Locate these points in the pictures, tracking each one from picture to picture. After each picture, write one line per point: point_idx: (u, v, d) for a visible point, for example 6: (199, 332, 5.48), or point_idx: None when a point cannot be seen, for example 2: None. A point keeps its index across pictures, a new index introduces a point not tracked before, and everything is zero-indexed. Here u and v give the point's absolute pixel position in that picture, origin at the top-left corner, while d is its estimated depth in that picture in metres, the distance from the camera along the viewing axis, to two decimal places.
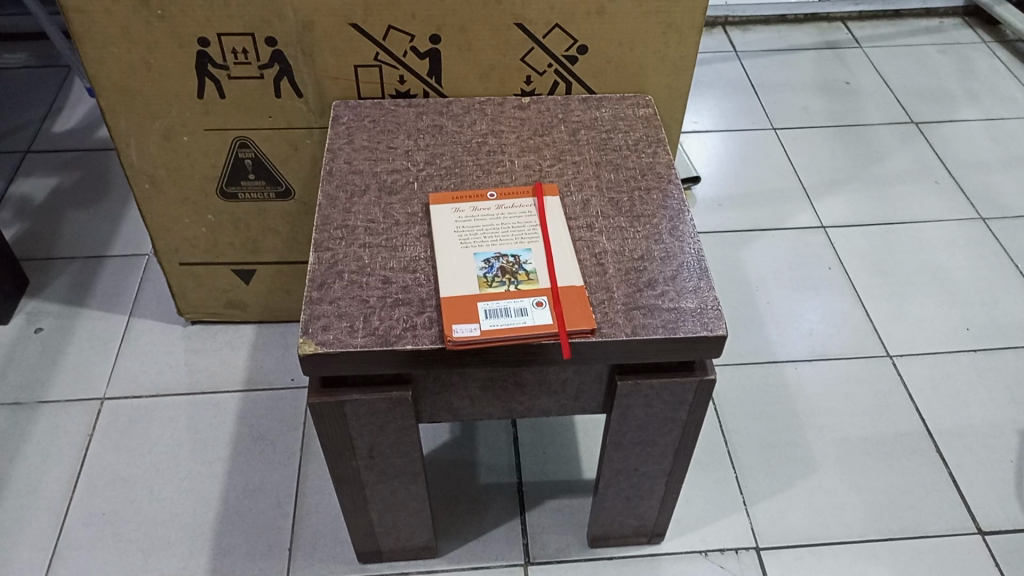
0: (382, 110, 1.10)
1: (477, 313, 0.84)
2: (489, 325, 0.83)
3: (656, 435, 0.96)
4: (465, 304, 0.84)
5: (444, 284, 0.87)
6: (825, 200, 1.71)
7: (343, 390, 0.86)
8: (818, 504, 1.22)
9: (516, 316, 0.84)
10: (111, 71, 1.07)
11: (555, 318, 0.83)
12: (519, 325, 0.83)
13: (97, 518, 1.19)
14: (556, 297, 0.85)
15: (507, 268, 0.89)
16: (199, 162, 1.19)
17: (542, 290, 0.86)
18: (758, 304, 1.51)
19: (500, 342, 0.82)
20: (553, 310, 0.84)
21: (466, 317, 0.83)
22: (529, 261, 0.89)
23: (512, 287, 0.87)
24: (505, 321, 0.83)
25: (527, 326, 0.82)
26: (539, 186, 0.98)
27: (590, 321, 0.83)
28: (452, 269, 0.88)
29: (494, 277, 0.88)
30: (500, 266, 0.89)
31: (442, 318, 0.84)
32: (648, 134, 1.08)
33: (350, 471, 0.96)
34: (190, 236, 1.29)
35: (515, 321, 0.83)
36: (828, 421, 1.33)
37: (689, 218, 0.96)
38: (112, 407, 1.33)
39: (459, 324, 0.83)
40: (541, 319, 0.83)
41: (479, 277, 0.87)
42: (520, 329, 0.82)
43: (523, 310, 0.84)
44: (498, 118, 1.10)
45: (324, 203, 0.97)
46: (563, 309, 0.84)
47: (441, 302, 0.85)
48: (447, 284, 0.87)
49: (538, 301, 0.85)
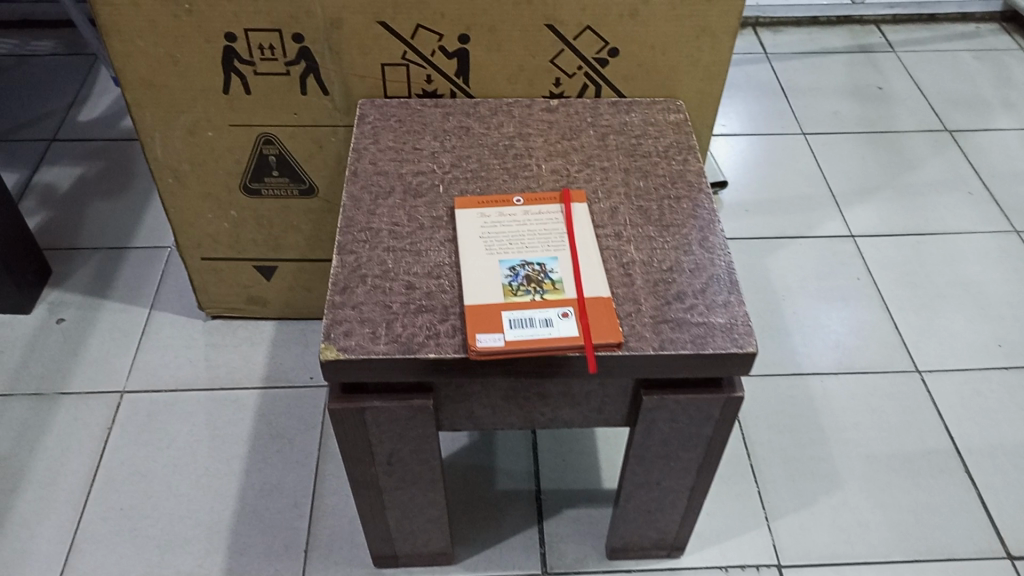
0: (408, 109, 1.08)
1: (502, 323, 0.82)
2: (514, 336, 0.81)
3: (680, 449, 0.94)
4: (489, 313, 0.83)
5: (468, 292, 0.85)
6: (855, 208, 1.68)
7: (364, 396, 0.85)
8: (842, 522, 1.20)
9: (541, 327, 0.82)
10: (137, 65, 1.06)
11: (580, 330, 0.82)
12: (544, 336, 0.81)
13: (114, 512, 1.19)
14: (582, 309, 0.83)
15: (533, 276, 0.87)
16: (224, 158, 1.18)
17: (568, 300, 0.84)
18: (784, 313, 1.48)
19: (525, 353, 0.81)
20: (579, 321, 0.82)
21: (490, 327, 0.82)
22: (556, 270, 0.87)
23: (538, 296, 0.85)
24: (530, 332, 0.81)
25: (552, 338, 0.81)
26: (567, 192, 0.97)
27: (616, 334, 0.81)
28: (477, 277, 0.87)
29: (519, 286, 0.86)
30: (525, 274, 0.87)
31: (465, 326, 0.82)
32: (679, 140, 1.06)
33: (368, 477, 0.95)
34: (213, 231, 1.28)
35: (540, 333, 0.81)
36: (854, 435, 1.31)
37: (720, 229, 0.94)
38: (132, 400, 1.33)
39: (482, 334, 0.81)
40: (567, 331, 0.82)
41: (504, 286, 0.86)
42: (545, 341, 0.80)
43: (549, 321, 0.82)
44: (526, 120, 1.08)
45: (348, 205, 0.96)
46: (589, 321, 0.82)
47: (464, 310, 0.84)
48: (471, 292, 0.85)
49: (564, 311, 0.83)
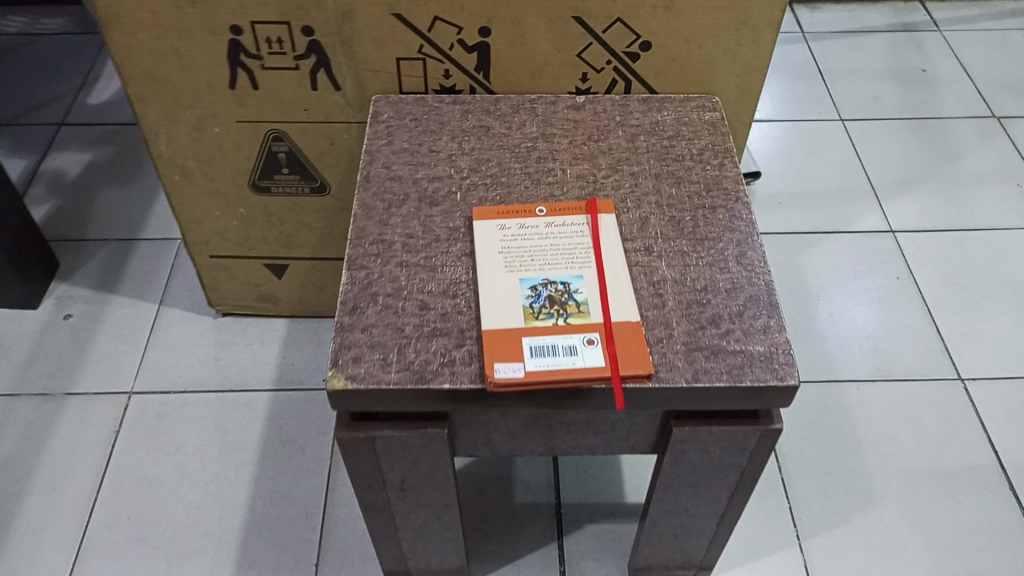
0: (425, 107, 1.02)
1: (523, 351, 0.76)
2: (535, 366, 0.75)
3: (710, 478, 0.88)
4: (509, 339, 0.77)
5: (487, 315, 0.79)
6: (896, 201, 1.60)
7: (373, 425, 0.80)
8: (878, 542, 1.14)
9: (564, 356, 0.76)
10: (139, 59, 1.00)
11: (607, 359, 0.76)
12: (568, 366, 0.75)
13: (121, 521, 1.16)
14: (609, 335, 0.77)
15: (556, 297, 0.81)
16: (232, 155, 1.12)
17: (594, 325, 0.78)
18: (819, 315, 1.41)
19: (547, 385, 0.75)
20: (605, 349, 0.76)
21: (509, 355, 0.76)
22: (581, 290, 0.81)
23: (561, 320, 0.79)
24: (553, 362, 0.76)
25: (576, 369, 0.75)
26: (593, 202, 0.90)
27: (646, 365, 0.75)
28: (496, 297, 0.81)
29: (541, 308, 0.80)
30: (548, 294, 0.81)
31: (483, 353, 0.77)
32: (715, 142, 0.98)
33: (379, 501, 0.90)
34: (221, 228, 1.23)
35: (563, 363, 0.75)
36: (891, 448, 1.24)
37: (759, 243, 0.87)
38: (139, 401, 1.29)
39: (501, 363, 0.75)
40: (592, 360, 0.76)
41: (525, 308, 0.80)
42: (569, 372, 0.74)
43: (573, 349, 0.76)
44: (550, 119, 1.01)
45: (359, 214, 0.90)
46: (617, 349, 0.76)
47: (482, 335, 0.78)
48: (490, 315, 0.79)
49: (590, 338, 0.77)
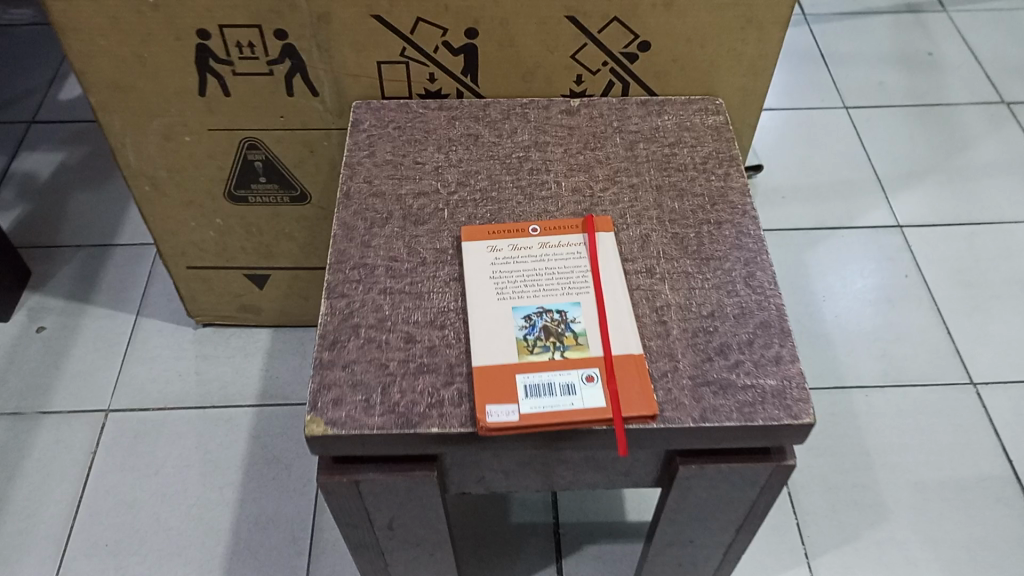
0: (409, 114, 0.95)
1: (517, 390, 0.71)
2: (531, 409, 0.70)
3: (717, 511, 0.83)
4: (501, 377, 0.71)
5: (477, 349, 0.73)
6: (902, 194, 1.54)
7: (357, 468, 0.74)
8: (889, 560, 1.10)
9: (562, 396, 0.70)
10: (100, 66, 0.93)
11: (608, 399, 0.70)
12: (566, 408, 0.70)
13: (99, 549, 1.10)
14: (609, 371, 0.71)
15: (552, 327, 0.75)
16: (205, 164, 1.05)
17: (593, 360, 0.73)
18: (825, 317, 1.36)
19: (544, 428, 0.69)
20: (606, 387, 0.71)
21: (502, 395, 0.70)
22: (578, 320, 0.75)
23: (558, 354, 0.73)
24: (550, 403, 0.70)
25: (575, 411, 0.69)
26: (591, 219, 0.84)
27: (650, 405, 0.70)
28: (487, 329, 0.75)
29: (536, 341, 0.74)
30: (543, 324, 0.75)
31: (474, 393, 0.71)
32: (719, 149, 0.92)
33: (366, 539, 0.85)
34: (198, 239, 1.16)
35: (561, 404, 0.70)
36: (902, 459, 1.20)
37: (768, 262, 0.81)
38: (117, 420, 1.23)
39: (494, 405, 0.70)
40: (592, 400, 0.70)
41: (519, 341, 0.74)
42: (567, 415, 0.69)
43: (571, 388, 0.71)
44: (543, 126, 0.94)
45: (339, 234, 0.83)
46: (619, 388, 0.70)
47: (472, 372, 0.72)
48: (481, 350, 0.73)
49: (589, 374, 0.71)
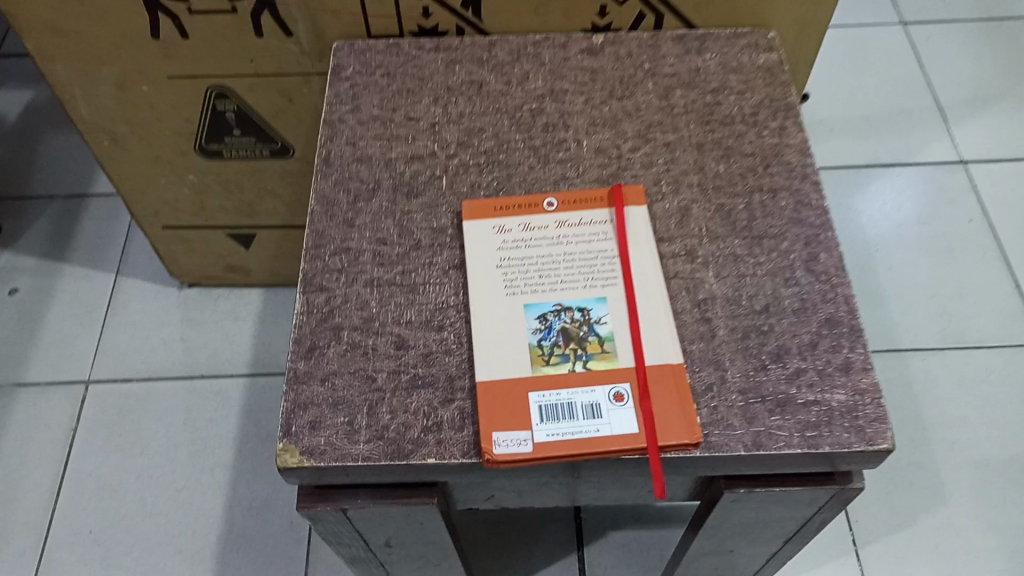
0: (400, 57, 0.80)
1: (530, 412, 0.59)
2: (547, 437, 0.58)
3: (763, 527, 0.72)
4: (511, 395, 0.59)
5: (482, 359, 0.61)
6: (967, 124, 1.36)
7: (344, 495, 0.63)
8: (945, 547, 1.00)
9: (584, 420, 0.58)
10: (32, 6, 0.78)
11: (641, 423, 0.58)
12: (589, 436, 0.58)
13: (83, 537, 1.02)
14: (642, 387, 0.59)
15: (572, 331, 0.62)
16: (170, 116, 0.91)
17: (621, 373, 0.60)
18: (876, 270, 1.22)
19: (564, 459, 0.57)
20: (638, 407, 0.59)
21: (512, 419, 0.58)
22: (604, 320, 0.63)
23: (579, 366, 0.60)
24: (570, 429, 0.58)
25: (600, 439, 0.57)
26: (618, 189, 0.69)
27: (692, 431, 0.58)
28: (494, 333, 0.62)
29: (553, 348, 0.61)
30: (561, 326, 0.62)
31: (478, 414, 0.59)
32: (772, 97, 0.76)
33: (362, 556, 0.75)
34: (171, 198, 1.03)
35: (583, 430, 0.58)
36: (962, 434, 1.07)
37: (834, 241, 0.67)
38: (97, 393, 1.13)
39: (502, 431, 0.58)
40: (621, 425, 0.58)
41: (532, 348, 0.61)
42: (591, 445, 0.57)
43: (595, 410, 0.59)
44: (560, 69, 0.79)
45: (317, 211, 0.70)
46: (654, 409, 0.58)
47: (476, 388, 0.60)
48: (487, 360, 0.61)
49: (617, 392, 0.59)
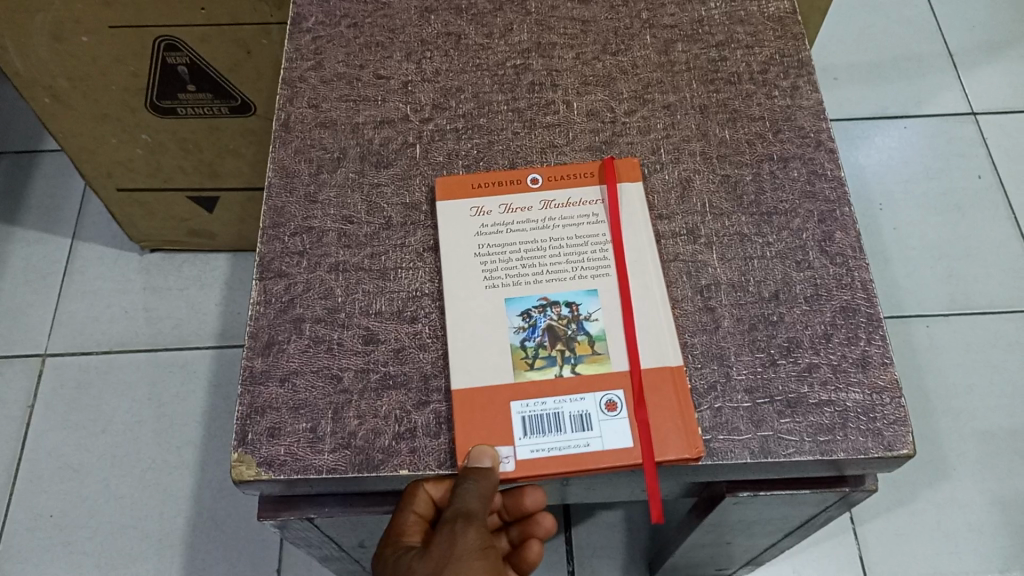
0: (368, 5, 0.71)
1: (512, 425, 0.53)
2: (531, 453, 0.52)
3: (765, 524, 0.67)
4: (491, 403, 0.53)
5: (459, 364, 0.54)
6: (978, 71, 1.28)
7: (310, 503, 0.56)
8: (947, 525, 0.96)
9: (572, 434, 0.52)
10: None
11: (636, 436, 0.52)
12: (578, 451, 0.52)
13: (44, 522, 0.97)
14: (637, 395, 0.53)
15: (559, 329, 0.55)
16: (115, 70, 0.83)
17: (615, 378, 0.54)
18: (881, 230, 1.15)
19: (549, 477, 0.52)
20: (633, 417, 0.52)
21: (491, 433, 0.52)
22: (595, 317, 0.56)
23: (567, 370, 0.54)
24: (556, 443, 0.52)
25: (591, 455, 0.51)
26: (610, 163, 0.62)
27: (693, 444, 0.52)
28: (471, 332, 0.56)
29: (538, 350, 0.55)
30: (548, 323, 0.56)
31: (453, 427, 0.53)
32: (783, 51, 0.68)
33: (335, 554, 0.70)
34: (123, 158, 0.95)
35: (572, 444, 0.52)
36: (968, 404, 1.03)
37: (850, 217, 0.60)
38: (56, 366, 1.06)
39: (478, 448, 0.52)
40: (614, 438, 0.52)
41: (515, 350, 0.55)
42: (581, 463, 0.51)
43: (585, 420, 0.53)
44: (547, 19, 0.71)
45: (275, 184, 0.62)
46: (650, 419, 0.52)
47: (453, 396, 0.54)
48: (463, 364, 0.54)
49: (609, 401, 0.53)
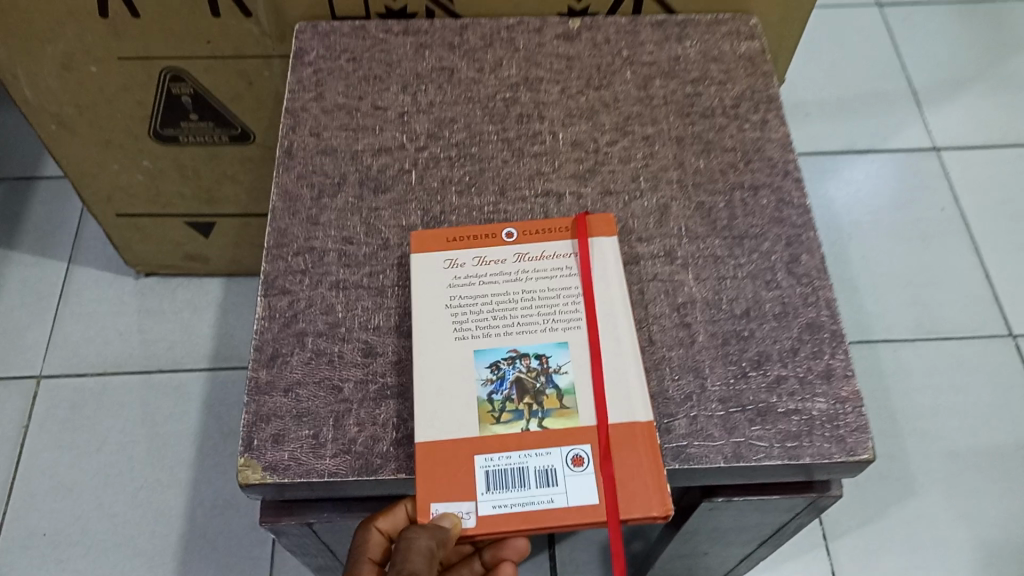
0: (366, 41, 0.76)
1: (476, 480, 0.55)
2: (492, 509, 0.54)
3: (739, 532, 0.71)
4: (457, 458, 0.55)
5: (426, 413, 0.56)
6: (941, 108, 1.35)
7: (309, 508, 0.60)
8: (916, 540, 1.00)
9: (537, 489, 0.54)
10: None
11: (601, 493, 0.54)
12: (542, 507, 0.53)
13: (36, 540, 0.98)
14: (603, 451, 0.55)
15: (527, 382, 0.58)
16: (120, 99, 0.87)
17: (582, 433, 0.56)
18: (851, 259, 1.21)
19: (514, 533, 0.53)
20: (599, 472, 0.54)
21: (454, 488, 0.54)
22: (563, 369, 0.58)
23: (534, 425, 0.56)
24: (519, 499, 0.54)
25: (554, 511, 0.53)
26: (584, 218, 0.64)
27: (659, 502, 0.54)
28: (448, 374, 0.58)
29: (505, 404, 0.57)
30: (516, 376, 0.58)
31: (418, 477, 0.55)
32: (753, 88, 0.73)
33: (328, 564, 0.73)
34: (122, 183, 0.98)
35: (535, 500, 0.54)
36: (934, 424, 1.07)
37: (816, 242, 0.65)
38: (51, 387, 1.08)
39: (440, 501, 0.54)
40: (579, 495, 0.54)
41: (481, 403, 0.57)
42: (545, 518, 0.53)
43: (550, 476, 0.54)
44: (534, 56, 0.76)
45: (278, 206, 0.66)
46: (616, 474, 0.54)
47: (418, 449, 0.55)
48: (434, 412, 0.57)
49: (576, 455, 0.55)
